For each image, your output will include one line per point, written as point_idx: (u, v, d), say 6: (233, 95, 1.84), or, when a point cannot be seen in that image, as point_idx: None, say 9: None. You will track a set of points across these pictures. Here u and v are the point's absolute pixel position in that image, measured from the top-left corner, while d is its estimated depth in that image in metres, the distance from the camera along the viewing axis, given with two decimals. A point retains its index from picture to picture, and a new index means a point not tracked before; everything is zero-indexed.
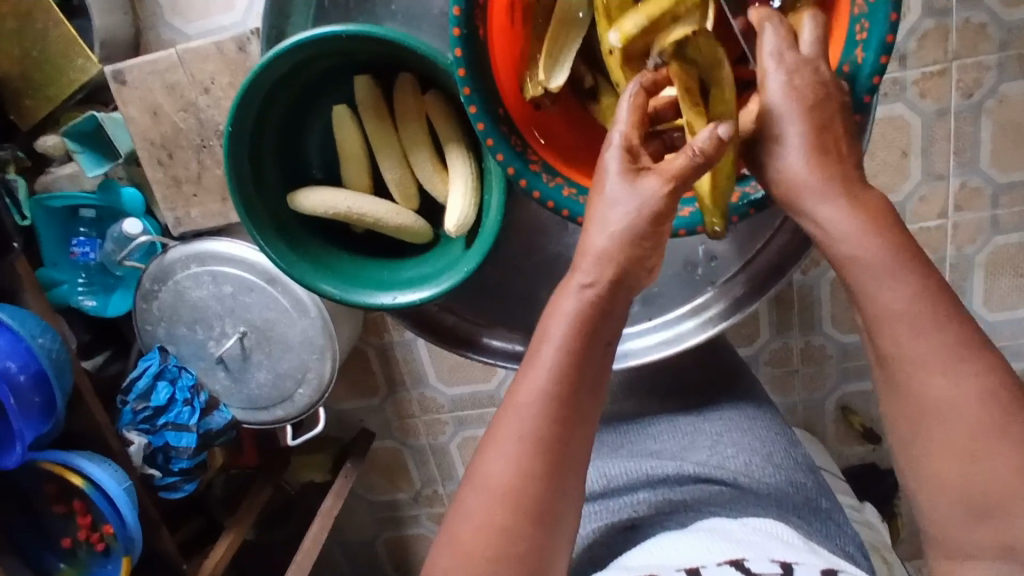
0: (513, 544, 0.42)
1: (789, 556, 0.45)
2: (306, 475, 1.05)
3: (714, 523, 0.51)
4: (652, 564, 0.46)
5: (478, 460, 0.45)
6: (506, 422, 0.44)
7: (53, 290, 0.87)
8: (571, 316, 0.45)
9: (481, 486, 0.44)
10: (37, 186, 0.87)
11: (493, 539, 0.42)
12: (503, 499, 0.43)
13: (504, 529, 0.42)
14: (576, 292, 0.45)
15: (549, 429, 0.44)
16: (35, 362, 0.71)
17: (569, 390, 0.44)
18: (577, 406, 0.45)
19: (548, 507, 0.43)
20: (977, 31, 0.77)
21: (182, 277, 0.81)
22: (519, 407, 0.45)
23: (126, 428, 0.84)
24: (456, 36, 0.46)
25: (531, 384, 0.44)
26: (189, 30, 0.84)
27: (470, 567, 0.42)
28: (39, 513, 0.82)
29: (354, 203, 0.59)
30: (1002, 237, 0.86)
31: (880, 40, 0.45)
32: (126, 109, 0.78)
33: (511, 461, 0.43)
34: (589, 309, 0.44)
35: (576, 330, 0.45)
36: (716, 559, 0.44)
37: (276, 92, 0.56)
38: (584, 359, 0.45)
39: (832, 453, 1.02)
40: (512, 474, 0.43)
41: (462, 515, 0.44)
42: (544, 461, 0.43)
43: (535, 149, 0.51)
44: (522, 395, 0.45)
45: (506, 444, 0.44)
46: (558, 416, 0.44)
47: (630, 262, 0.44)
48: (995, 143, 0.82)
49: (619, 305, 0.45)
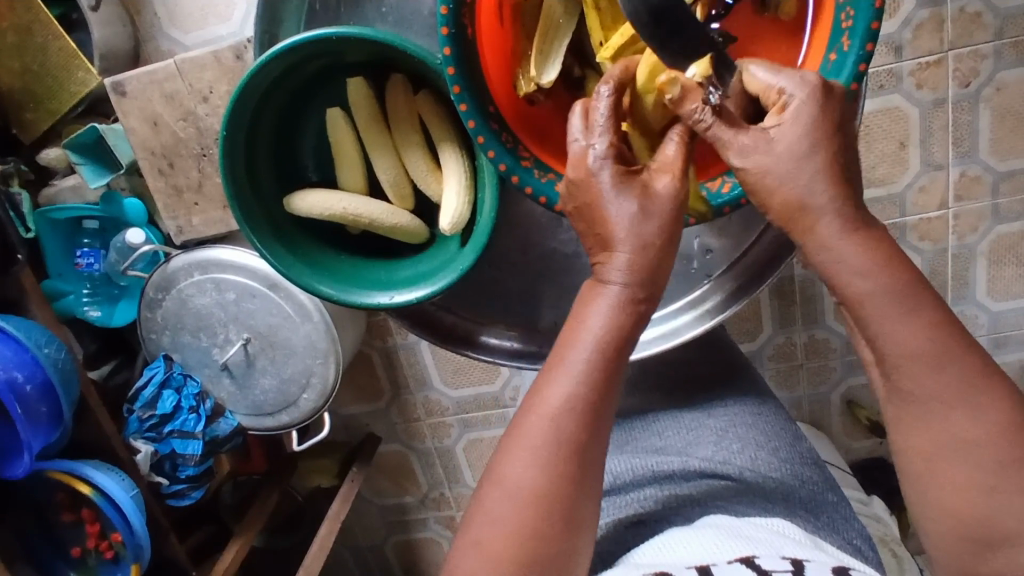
0: (540, 547, 0.43)
1: (800, 555, 0.44)
2: (313, 481, 1.07)
3: (726, 520, 0.51)
4: (662, 564, 0.45)
5: (501, 461, 0.45)
6: (536, 427, 0.44)
7: (58, 301, 0.88)
8: (607, 324, 0.44)
9: (510, 490, 0.44)
10: (41, 198, 0.87)
11: (519, 543, 0.43)
12: (533, 502, 0.43)
13: (531, 529, 0.43)
14: (617, 304, 0.44)
15: (582, 434, 0.44)
16: (41, 371, 0.72)
17: (599, 394, 0.44)
18: (607, 407, 0.45)
19: (573, 502, 0.44)
20: (973, 19, 0.77)
21: (186, 284, 0.82)
22: (551, 412, 0.44)
23: (132, 437, 0.84)
24: (444, 35, 0.46)
25: (563, 389, 0.44)
26: (188, 41, 0.84)
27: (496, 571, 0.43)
28: (50, 523, 0.82)
29: (350, 203, 0.59)
30: (1004, 226, 0.86)
31: (865, 26, 0.45)
32: (126, 120, 0.79)
33: (540, 467, 0.43)
34: (626, 318, 0.44)
35: (612, 339, 0.44)
36: (726, 558, 0.44)
37: (269, 95, 0.57)
38: (615, 366, 0.45)
39: (839, 447, 1.01)
40: (544, 476, 0.43)
41: (488, 519, 0.44)
42: (576, 459, 0.44)
43: (526, 145, 0.51)
44: (556, 399, 0.44)
45: (534, 448, 0.43)
46: (590, 421, 0.44)
47: (659, 264, 0.44)
48: (994, 131, 0.81)
49: (647, 307, 0.45)
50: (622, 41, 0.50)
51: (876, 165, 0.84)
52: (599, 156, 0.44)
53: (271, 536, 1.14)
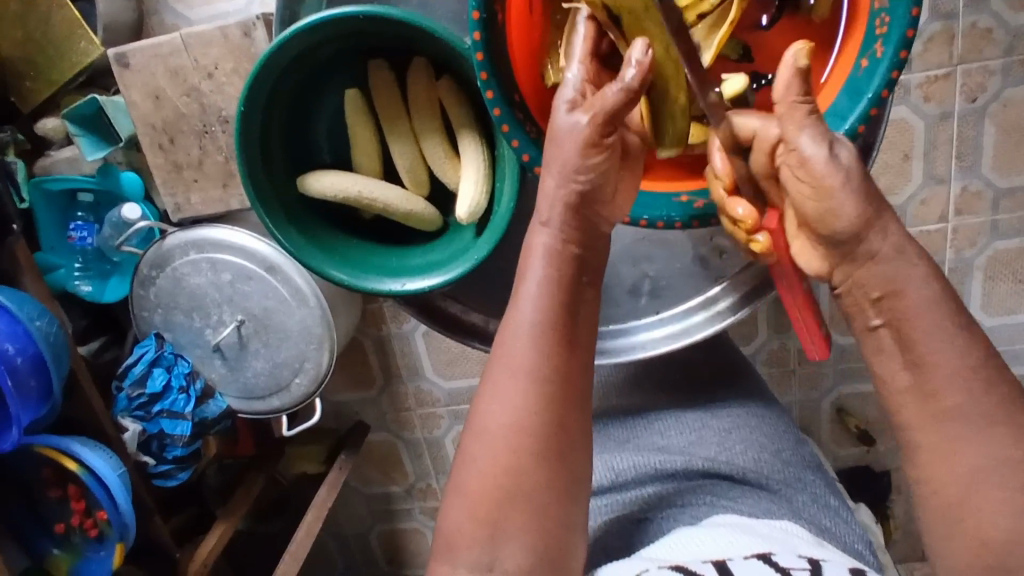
0: (520, 483, 0.44)
1: (817, 554, 0.45)
2: (300, 467, 1.06)
3: (734, 519, 0.51)
4: (677, 556, 0.46)
5: (474, 408, 0.47)
6: (501, 363, 0.46)
7: (49, 275, 0.86)
8: (545, 249, 0.47)
9: (484, 432, 0.46)
10: (36, 168, 0.86)
11: (500, 480, 0.44)
12: (508, 438, 0.45)
13: (505, 468, 0.44)
14: (551, 238, 0.47)
15: (545, 356, 0.46)
16: (33, 345, 0.70)
17: (549, 326, 0.46)
18: (570, 329, 0.47)
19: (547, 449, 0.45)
20: (983, 34, 0.77)
21: (181, 263, 0.81)
22: (509, 344, 0.46)
23: (121, 414, 0.83)
24: (475, 20, 0.45)
25: (519, 320, 0.47)
26: (193, 15, 0.83)
27: (483, 513, 0.44)
28: (34, 499, 0.81)
29: (365, 186, 0.58)
30: (1002, 241, 0.87)
31: (900, 34, 0.45)
32: (128, 93, 0.78)
33: (508, 405, 0.45)
34: (561, 240, 0.47)
35: (553, 261, 0.47)
36: (741, 553, 0.44)
37: (287, 72, 0.55)
38: (568, 288, 0.47)
39: (827, 453, 1.02)
40: (513, 411, 0.45)
41: (469, 466, 0.46)
42: (543, 386, 0.45)
43: (550, 137, 0.51)
44: (515, 331, 0.47)
45: (503, 385, 0.46)
46: (546, 351, 0.46)
47: (594, 190, 0.47)
48: (997, 147, 0.82)
49: (587, 227, 0.48)
50: None
51: (879, 175, 0.84)
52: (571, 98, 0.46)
53: (254, 521, 1.13)
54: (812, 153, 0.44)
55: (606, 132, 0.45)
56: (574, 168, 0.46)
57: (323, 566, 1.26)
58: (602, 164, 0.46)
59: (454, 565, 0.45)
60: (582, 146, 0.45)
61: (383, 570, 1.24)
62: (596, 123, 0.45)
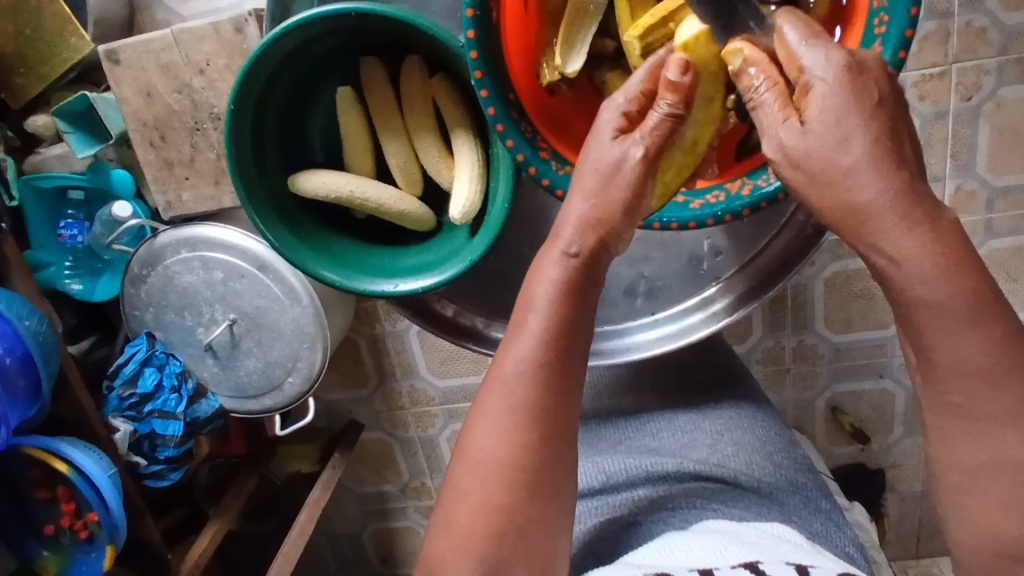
0: (509, 519, 0.44)
1: (804, 560, 0.45)
2: (295, 466, 1.06)
3: (720, 524, 0.51)
4: (663, 563, 0.46)
5: (468, 433, 0.46)
6: (496, 394, 0.45)
7: (39, 273, 0.86)
8: (556, 284, 0.45)
9: (476, 464, 0.45)
10: (25, 166, 0.85)
11: (490, 515, 0.44)
12: (500, 472, 0.44)
13: (498, 502, 0.44)
14: (560, 260, 0.45)
15: (542, 394, 0.44)
16: (21, 344, 0.70)
17: (552, 355, 0.45)
18: (569, 366, 0.45)
19: (538, 478, 0.44)
20: (978, 34, 0.77)
21: (173, 261, 0.80)
22: (507, 376, 0.45)
23: (112, 414, 0.82)
24: (469, 18, 0.45)
25: (518, 354, 0.45)
26: (185, 11, 0.82)
27: (470, 548, 0.44)
28: (23, 499, 0.80)
29: (358, 186, 0.58)
30: (996, 241, 0.87)
31: (898, 34, 0.45)
32: (118, 89, 0.77)
33: (503, 435, 0.44)
34: (575, 276, 0.45)
35: (563, 297, 0.45)
36: (729, 562, 0.44)
37: (279, 69, 0.55)
38: (572, 325, 0.45)
39: (821, 452, 1.02)
40: (506, 443, 0.44)
41: (459, 496, 0.45)
42: (538, 420, 0.44)
43: (544, 137, 0.50)
44: (515, 358, 0.45)
45: (498, 417, 0.44)
46: (546, 380, 0.44)
47: (618, 232, 0.45)
48: (992, 147, 0.82)
49: (602, 263, 0.46)
50: (653, 22, 0.48)
51: None
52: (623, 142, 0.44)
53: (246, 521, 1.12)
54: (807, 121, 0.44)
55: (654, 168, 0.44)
56: (607, 209, 0.44)
57: (317, 566, 1.25)
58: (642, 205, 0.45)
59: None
60: (631, 183, 0.44)
61: (376, 568, 1.23)
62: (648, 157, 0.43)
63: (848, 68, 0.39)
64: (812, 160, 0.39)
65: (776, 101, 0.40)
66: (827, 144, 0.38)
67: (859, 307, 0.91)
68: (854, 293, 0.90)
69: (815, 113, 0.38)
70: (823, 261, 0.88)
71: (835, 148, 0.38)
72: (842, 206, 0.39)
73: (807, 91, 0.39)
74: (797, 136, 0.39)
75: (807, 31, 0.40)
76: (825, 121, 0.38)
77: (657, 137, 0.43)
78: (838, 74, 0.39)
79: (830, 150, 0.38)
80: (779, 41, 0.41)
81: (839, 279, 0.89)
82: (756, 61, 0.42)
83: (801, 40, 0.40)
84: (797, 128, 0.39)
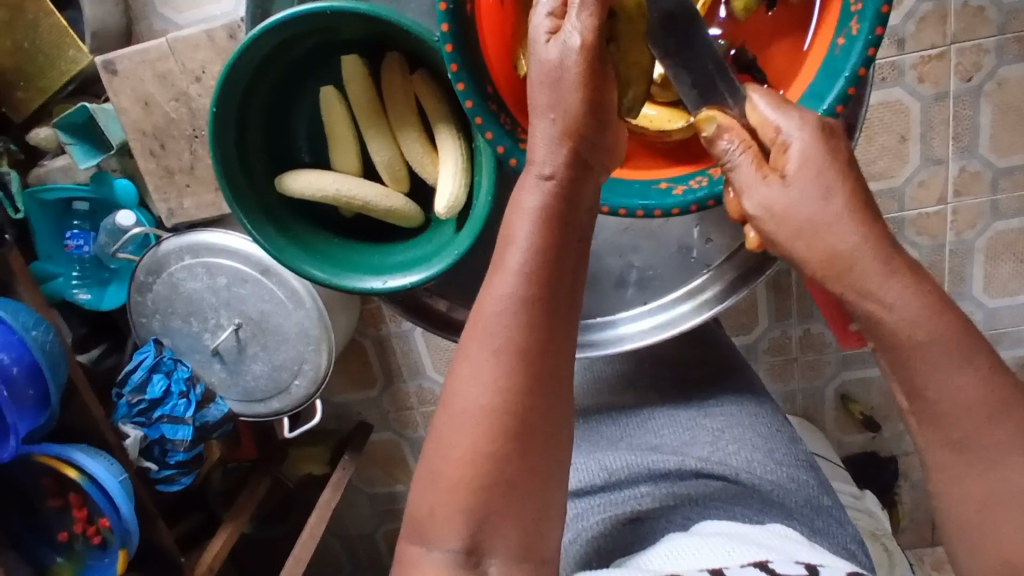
0: (500, 470, 0.41)
1: (815, 559, 0.45)
2: (304, 469, 1.05)
3: (725, 526, 0.50)
4: (672, 566, 0.45)
5: (451, 384, 0.42)
6: (478, 337, 0.41)
7: (47, 284, 0.87)
8: (536, 212, 0.42)
9: (461, 413, 0.41)
10: (30, 178, 0.86)
11: (477, 467, 0.41)
12: (485, 420, 0.40)
13: (486, 453, 0.40)
14: (539, 185, 0.42)
15: (527, 334, 0.41)
16: (28, 354, 0.71)
17: (539, 293, 0.41)
18: (555, 306, 0.42)
19: (527, 431, 0.41)
20: (976, 13, 0.76)
21: (177, 268, 0.81)
22: (489, 317, 0.41)
23: (121, 421, 0.83)
24: (442, 12, 0.45)
25: (500, 293, 0.41)
26: (181, 20, 0.83)
27: (459, 501, 0.41)
28: (36, 507, 0.81)
29: (344, 185, 0.59)
30: (1002, 222, 0.86)
31: (875, 10, 0.44)
32: (117, 99, 0.77)
33: (490, 381, 0.41)
34: (554, 197, 0.42)
35: (545, 225, 0.42)
36: (740, 561, 0.43)
37: (261, 71, 0.55)
38: (558, 259, 0.42)
39: (832, 441, 1.01)
40: (493, 389, 0.40)
41: (444, 451, 0.41)
42: (523, 365, 0.41)
43: (524, 128, 0.51)
44: (495, 300, 0.42)
45: (480, 360, 0.41)
46: (533, 319, 0.41)
47: (590, 138, 0.42)
48: (995, 127, 0.81)
49: (584, 190, 0.43)
50: None
51: (877, 159, 0.83)
52: (559, 43, 0.41)
53: (260, 524, 1.13)
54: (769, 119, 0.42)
55: (602, 59, 0.41)
56: (571, 114, 0.42)
57: (331, 567, 1.26)
58: (605, 100, 0.42)
59: (429, 547, 0.42)
60: (578, 77, 0.41)
61: (390, 568, 1.24)
62: (587, 33, 0.40)
63: (822, 126, 0.41)
64: (797, 210, 0.39)
65: (752, 164, 0.41)
66: (808, 199, 0.39)
67: None
68: None
69: (792, 166, 0.40)
70: None
71: (820, 199, 0.39)
72: (825, 254, 0.39)
73: (784, 149, 0.41)
74: (780, 191, 0.40)
75: (777, 98, 0.43)
76: (805, 176, 0.39)
77: (589, 17, 0.40)
78: (811, 133, 0.40)
79: (811, 202, 0.39)
80: (751, 109, 0.43)
81: None
82: (730, 126, 0.42)
83: (772, 108, 0.42)
84: (779, 185, 0.40)
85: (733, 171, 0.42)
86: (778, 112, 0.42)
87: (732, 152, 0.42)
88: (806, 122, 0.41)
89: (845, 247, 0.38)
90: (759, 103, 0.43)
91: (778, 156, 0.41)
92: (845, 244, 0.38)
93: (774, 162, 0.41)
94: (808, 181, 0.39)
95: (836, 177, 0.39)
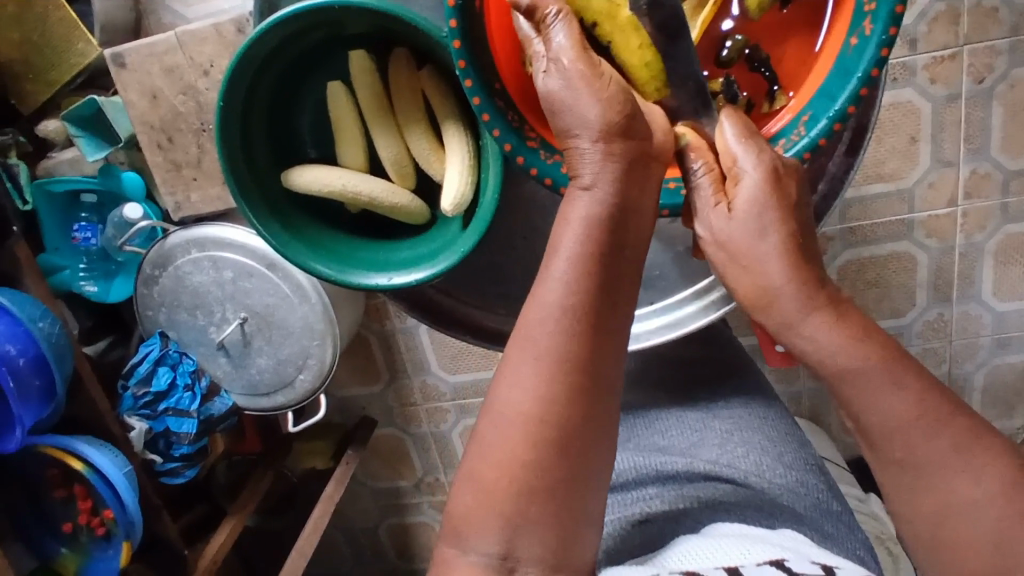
0: (537, 477, 0.40)
1: (831, 561, 0.44)
2: (308, 462, 1.05)
3: (736, 530, 0.50)
4: (689, 565, 0.45)
5: (493, 389, 0.42)
6: (522, 347, 0.41)
7: (54, 276, 0.87)
8: (585, 220, 0.42)
9: (499, 418, 0.41)
10: (38, 170, 0.86)
11: (514, 473, 0.40)
12: (526, 427, 0.40)
13: (523, 461, 0.40)
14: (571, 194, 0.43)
15: (575, 346, 0.40)
16: (34, 345, 0.71)
17: (589, 304, 0.41)
18: (604, 316, 0.41)
19: (564, 440, 0.40)
20: (988, 13, 0.75)
21: (183, 262, 0.81)
22: (533, 325, 0.41)
23: (127, 413, 0.83)
24: (450, 7, 0.44)
25: (546, 301, 0.41)
26: (190, 14, 0.84)
27: (494, 504, 0.40)
28: (42, 498, 0.81)
29: (350, 180, 0.59)
30: (1013, 224, 0.85)
31: (889, 10, 0.44)
32: (125, 93, 0.78)
33: (532, 391, 0.40)
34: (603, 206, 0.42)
35: (592, 233, 0.42)
36: (755, 559, 0.43)
37: (268, 64, 0.55)
38: (604, 270, 0.42)
39: (837, 442, 1.01)
40: (537, 397, 0.40)
41: (481, 450, 0.41)
42: (567, 373, 0.40)
43: (531, 126, 0.50)
44: (540, 309, 0.41)
45: (522, 368, 0.41)
46: (577, 329, 0.40)
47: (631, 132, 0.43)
48: (1007, 128, 0.80)
49: (631, 189, 0.43)
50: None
51: (887, 160, 0.82)
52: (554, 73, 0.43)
53: (264, 517, 1.14)
54: (739, 155, 0.47)
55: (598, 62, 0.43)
56: (600, 118, 0.42)
57: (334, 561, 1.26)
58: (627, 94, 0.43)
59: (465, 550, 0.41)
60: (591, 87, 0.42)
61: (393, 563, 1.24)
62: (578, 51, 0.42)
63: (772, 169, 0.46)
64: (733, 241, 0.47)
65: (710, 187, 0.48)
66: (745, 233, 0.46)
67: (874, 295, 0.89)
68: (867, 280, 0.88)
69: (738, 202, 0.46)
70: (836, 250, 0.86)
71: (754, 234, 0.46)
72: (752, 285, 0.47)
73: (737, 181, 0.47)
74: (724, 222, 0.47)
75: (745, 132, 0.47)
76: (747, 212, 0.46)
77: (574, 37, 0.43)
78: (761, 174, 0.46)
79: (748, 234, 0.46)
80: (720, 135, 0.48)
81: (854, 266, 0.87)
82: (698, 148, 0.47)
83: (736, 138, 0.47)
84: (724, 215, 0.47)
85: (693, 185, 0.48)
86: (741, 144, 0.47)
87: (697, 171, 0.48)
88: (761, 163, 0.46)
89: (773, 284, 0.46)
90: (727, 131, 0.47)
91: (731, 188, 0.47)
92: (774, 283, 0.46)
93: (725, 190, 0.48)
94: (749, 216, 0.46)
95: (773, 222, 0.46)
